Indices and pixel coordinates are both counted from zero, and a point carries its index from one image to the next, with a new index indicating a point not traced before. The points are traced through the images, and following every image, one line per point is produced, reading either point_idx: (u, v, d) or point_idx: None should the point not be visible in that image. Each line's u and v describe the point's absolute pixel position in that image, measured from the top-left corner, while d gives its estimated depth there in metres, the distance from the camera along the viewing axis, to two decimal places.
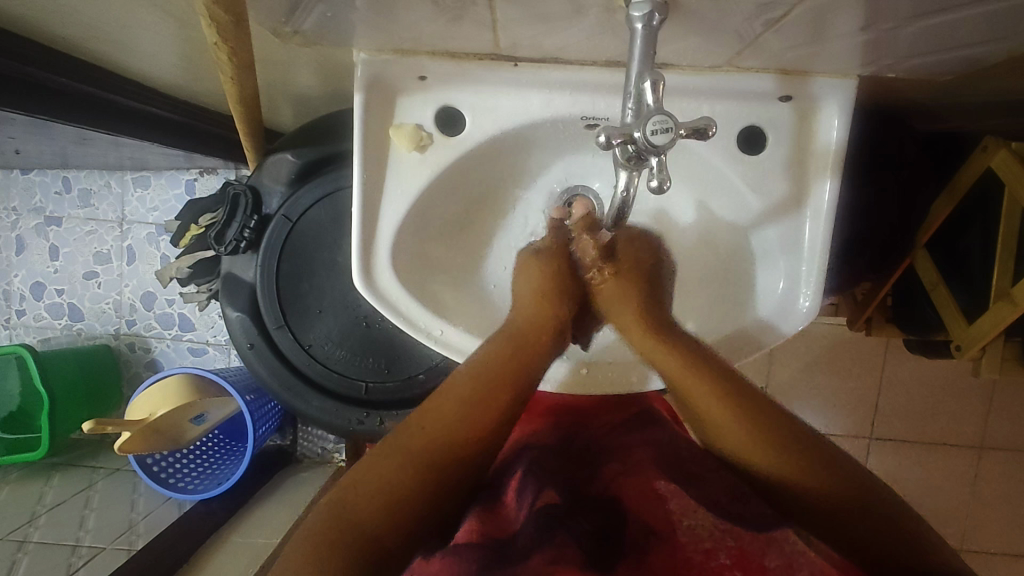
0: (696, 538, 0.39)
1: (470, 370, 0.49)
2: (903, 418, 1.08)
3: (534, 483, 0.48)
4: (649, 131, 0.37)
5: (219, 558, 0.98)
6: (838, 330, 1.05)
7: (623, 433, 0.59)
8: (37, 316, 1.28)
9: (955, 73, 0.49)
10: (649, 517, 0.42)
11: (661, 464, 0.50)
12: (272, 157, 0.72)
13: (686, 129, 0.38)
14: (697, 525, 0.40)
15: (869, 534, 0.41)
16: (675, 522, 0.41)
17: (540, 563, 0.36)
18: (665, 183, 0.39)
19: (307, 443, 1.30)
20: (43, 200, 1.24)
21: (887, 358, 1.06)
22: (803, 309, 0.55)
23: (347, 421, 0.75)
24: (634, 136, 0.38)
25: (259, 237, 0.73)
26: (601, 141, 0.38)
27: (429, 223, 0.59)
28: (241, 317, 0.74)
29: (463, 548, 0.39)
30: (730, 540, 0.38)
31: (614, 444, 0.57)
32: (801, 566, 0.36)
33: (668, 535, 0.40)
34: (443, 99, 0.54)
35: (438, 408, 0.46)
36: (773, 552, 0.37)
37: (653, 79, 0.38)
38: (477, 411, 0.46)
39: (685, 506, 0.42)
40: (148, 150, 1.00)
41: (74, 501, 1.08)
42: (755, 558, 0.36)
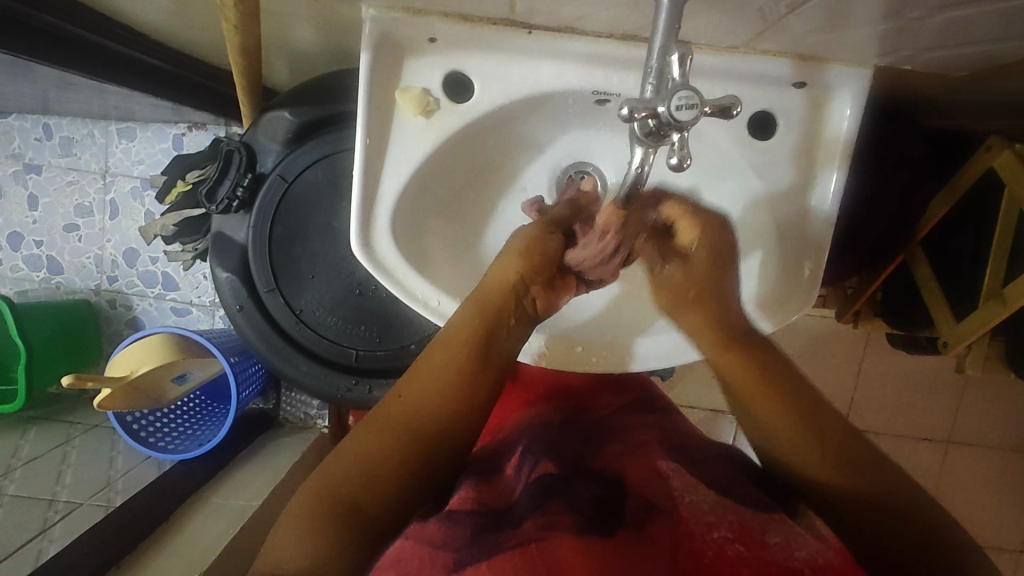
0: (698, 511, 0.39)
1: (450, 332, 0.48)
2: (877, 410, 1.11)
3: (533, 456, 0.49)
4: (673, 106, 0.35)
5: (199, 518, 0.98)
6: (823, 322, 1.07)
7: (620, 415, 0.59)
8: (14, 267, 1.25)
9: (969, 69, 0.49)
10: (650, 489, 0.42)
11: (657, 446, 0.50)
12: (269, 115, 0.70)
13: (711, 107, 0.36)
14: (698, 500, 0.41)
15: (874, 512, 0.43)
16: (677, 496, 0.41)
17: (532, 529, 0.38)
18: (685, 161, 0.37)
19: (289, 407, 1.30)
20: (21, 147, 1.20)
21: (867, 351, 1.09)
22: (799, 298, 0.56)
23: (336, 388, 0.75)
24: (655, 110, 0.37)
25: (252, 197, 0.71)
26: (623, 113, 0.37)
27: (430, 193, 0.58)
28: (229, 277, 0.72)
29: (456, 513, 0.41)
30: (732, 516, 0.39)
31: (611, 423, 0.57)
32: (798, 545, 0.37)
33: (671, 510, 0.40)
34: (453, 64, 0.52)
35: (420, 374, 0.46)
36: (773, 530, 0.38)
37: (681, 53, 0.36)
38: (460, 375, 0.46)
39: (686, 484, 0.43)
40: (136, 100, 0.96)
41: (52, 455, 1.07)
42: (756, 534, 0.38)
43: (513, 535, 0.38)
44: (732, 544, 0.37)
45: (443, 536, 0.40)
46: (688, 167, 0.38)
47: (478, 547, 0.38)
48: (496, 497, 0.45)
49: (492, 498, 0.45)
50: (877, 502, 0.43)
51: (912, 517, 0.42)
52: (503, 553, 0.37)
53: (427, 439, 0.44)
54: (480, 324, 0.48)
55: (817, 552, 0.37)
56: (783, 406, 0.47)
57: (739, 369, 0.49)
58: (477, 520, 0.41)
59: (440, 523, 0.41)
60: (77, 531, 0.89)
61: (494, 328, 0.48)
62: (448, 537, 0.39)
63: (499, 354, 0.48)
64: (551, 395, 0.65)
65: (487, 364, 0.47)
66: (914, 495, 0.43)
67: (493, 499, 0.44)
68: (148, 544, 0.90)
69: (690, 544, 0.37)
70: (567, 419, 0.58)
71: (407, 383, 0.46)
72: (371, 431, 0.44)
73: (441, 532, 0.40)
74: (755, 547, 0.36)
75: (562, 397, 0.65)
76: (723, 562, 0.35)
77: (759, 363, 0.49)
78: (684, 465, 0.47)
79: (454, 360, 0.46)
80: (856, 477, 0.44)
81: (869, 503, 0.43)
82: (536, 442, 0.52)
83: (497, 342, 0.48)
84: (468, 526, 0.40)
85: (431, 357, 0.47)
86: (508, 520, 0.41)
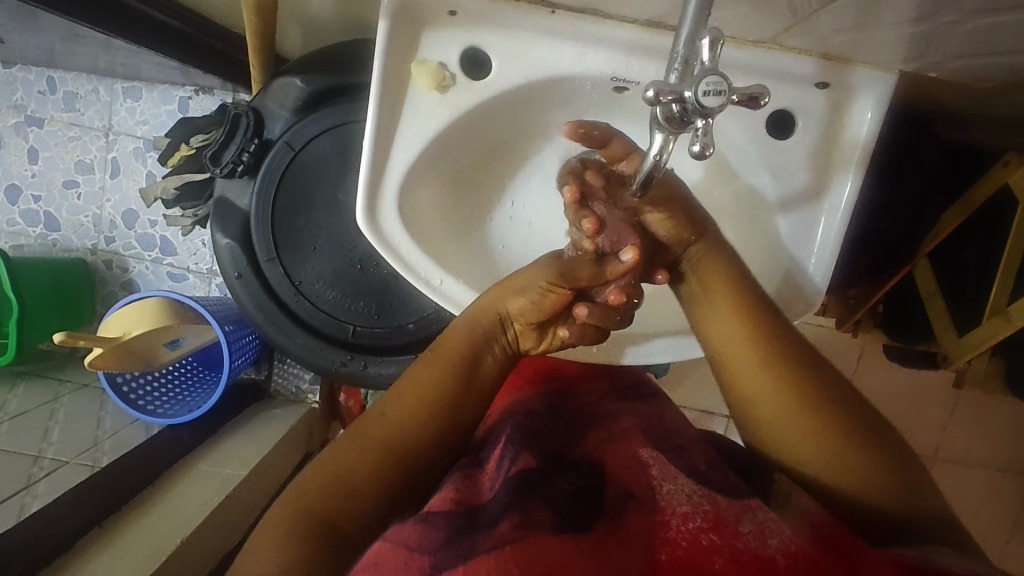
0: (673, 501, 0.39)
1: (434, 350, 0.52)
2: None
3: (513, 447, 0.48)
4: (701, 91, 0.34)
5: (184, 483, 0.98)
6: (819, 331, 1.07)
7: (611, 402, 0.58)
8: (11, 221, 1.23)
9: (995, 81, 0.48)
10: (630, 478, 0.42)
11: (646, 432, 0.50)
12: (280, 81, 0.69)
13: (739, 95, 0.35)
14: (676, 490, 0.40)
15: (851, 500, 0.44)
16: (655, 486, 0.41)
17: (508, 528, 0.37)
18: (708, 149, 0.36)
19: (281, 379, 1.30)
20: (25, 98, 1.18)
21: (861, 364, 1.09)
22: (806, 300, 0.56)
23: (330, 362, 0.74)
24: (682, 95, 0.35)
25: (257, 163, 0.70)
26: (649, 95, 0.35)
27: (439, 171, 0.57)
28: (230, 244, 0.71)
29: (433, 516, 0.40)
30: (707, 505, 0.39)
31: (597, 412, 0.56)
32: (772, 533, 0.37)
33: (648, 499, 0.39)
34: (471, 40, 0.51)
35: (403, 391, 0.49)
36: (747, 518, 0.38)
37: (713, 36, 0.34)
38: (444, 393, 0.49)
39: (665, 472, 0.42)
40: (144, 58, 0.94)
41: (39, 412, 1.07)
42: (729, 523, 0.37)
43: (490, 536, 0.37)
44: (706, 534, 0.36)
45: (419, 538, 0.38)
46: (710, 156, 0.36)
47: (453, 548, 0.37)
48: (471, 493, 0.44)
49: (467, 493, 0.44)
50: (864, 487, 0.44)
51: (891, 501, 0.43)
52: (480, 556, 0.35)
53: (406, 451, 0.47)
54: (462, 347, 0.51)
55: (790, 540, 0.36)
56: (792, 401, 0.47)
57: (740, 358, 0.49)
58: (454, 521, 0.40)
59: (417, 524, 0.40)
60: (62, 488, 0.89)
61: (477, 353, 0.51)
62: (424, 537, 0.38)
63: (477, 376, 0.51)
64: (543, 378, 0.64)
65: (462, 384, 0.50)
66: (918, 492, 0.44)
67: (470, 495, 0.44)
68: (131, 505, 0.90)
69: (664, 535, 0.36)
70: (551, 407, 0.58)
71: (388, 400, 0.49)
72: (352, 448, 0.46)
73: (416, 534, 0.38)
74: (728, 536, 0.36)
75: (549, 381, 0.64)
76: (698, 553, 0.35)
77: (760, 363, 0.48)
78: (674, 452, 0.46)
79: (434, 379, 0.50)
80: (848, 464, 0.44)
81: (847, 494, 0.44)
82: (519, 431, 0.51)
83: (477, 362, 0.51)
84: (445, 526, 0.39)
85: (413, 376, 0.50)
86: (482, 519, 0.39)
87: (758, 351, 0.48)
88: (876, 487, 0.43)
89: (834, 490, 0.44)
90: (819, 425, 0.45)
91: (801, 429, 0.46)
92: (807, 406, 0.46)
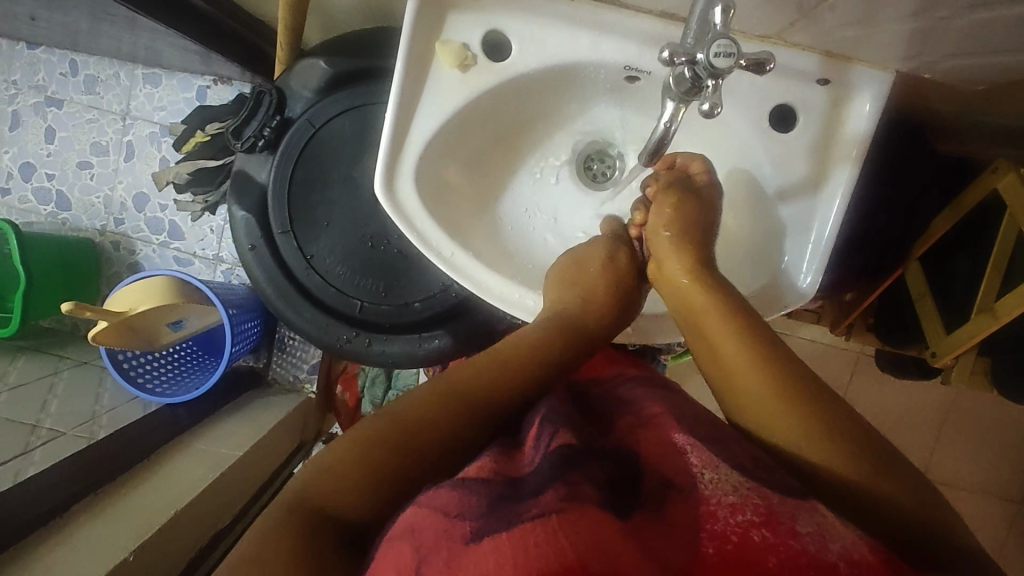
0: (718, 490, 0.39)
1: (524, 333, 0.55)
2: None
3: (551, 425, 0.47)
4: (712, 53, 0.40)
5: (180, 460, 0.98)
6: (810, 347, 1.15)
7: (636, 387, 0.58)
8: (22, 199, 1.25)
9: (985, 83, 0.51)
10: (671, 467, 0.42)
11: (675, 419, 0.49)
12: (304, 62, 0.72)
13: (745, 60, 0.42)
14: (720, 479, 0.40)
15: (862, 500, 0.42)
16: (697, 475, 0.41)
17: (553, 499, 0.37)
18: (715, 106, 0.43)
19: (280, 367, 1.31)
20: (46, 79, 1.21)
21: (853, 381, 1.17)
22: (803, 286, 0.58)
23: (335, 338, 0.75)
24: (694, 59, 0.42)
25: (278, 139, 0.73)
26: (665, 56, 0.42)
27: (458, 148, 0.60)
28: (246, 216, 0.73)
29: (471, 483, 0.40)
30: (756, 498, 0.39)
31: (621, 398, 0.57)
32: (831, 536, 0.36)
33: (691, 490, 0.40)
34: (493, 23, 0.54)
35: (491, 361, 0.52)
36: (804, 517, 0.38)
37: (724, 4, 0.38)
38: (504, 383, 0.51)
39: (706, 461, 0.42)
40: (167, 42, 0.97)
41: (39, 384, 1.07)
42: (785, 520, 0.37)
43: (535, 504, 0.37)
44: (757, 530, 0.37)
45: (459, 505, 0.38)
46: (717, 112, 0.44)
47: (499, 516, 0.37)
48: (507, 464, 0.43)
49: (505, 466, 0.43)
50: (866, 480, 0.42)
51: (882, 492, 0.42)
52: (526, 524, 0.35)
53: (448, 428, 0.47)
54: (526, 348, 0.54)
55: (851, 547, 0.36)
56: (804, 408, 0.45)
57: (741, 364, 0.49)
58: (492, 491, 0.39)
59: (454, 490, 0.40)
60: (57, 457, 0.89)
61: (540, 354, 0.54)
62: (463, 506, 0.38)
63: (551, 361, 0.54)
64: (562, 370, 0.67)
65: (541, 364, 0.53)
66: (935, 510, 0.42)
67: (507, 467, 0.43)
68: (127, 478, 0.91)
69: (710, 526, 0.37)
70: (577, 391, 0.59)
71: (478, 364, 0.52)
72: (399, 412, 0.47)
73: (455, 501, 0.39)
74: (783, 535, 0.36)
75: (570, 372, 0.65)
76: (749, 550, 0.36)
77: (756, 362, 0.48)
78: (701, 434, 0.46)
79: (519, 357, 0.53)
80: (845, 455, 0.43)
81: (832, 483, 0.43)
82: (556, 411, 0.49)
83: (543, 360, 0.54)
84: (484, 494, 0.39)
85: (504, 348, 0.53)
86: (524, 489, 0.39)
87: (753, 356, 0.48)
88: (889, 493, 0.42)
89: (841, 490, 0.42)
90: (823, 425, 0.44)
91: (808, 431, 0.44)
92: (825, 408, 0.45)
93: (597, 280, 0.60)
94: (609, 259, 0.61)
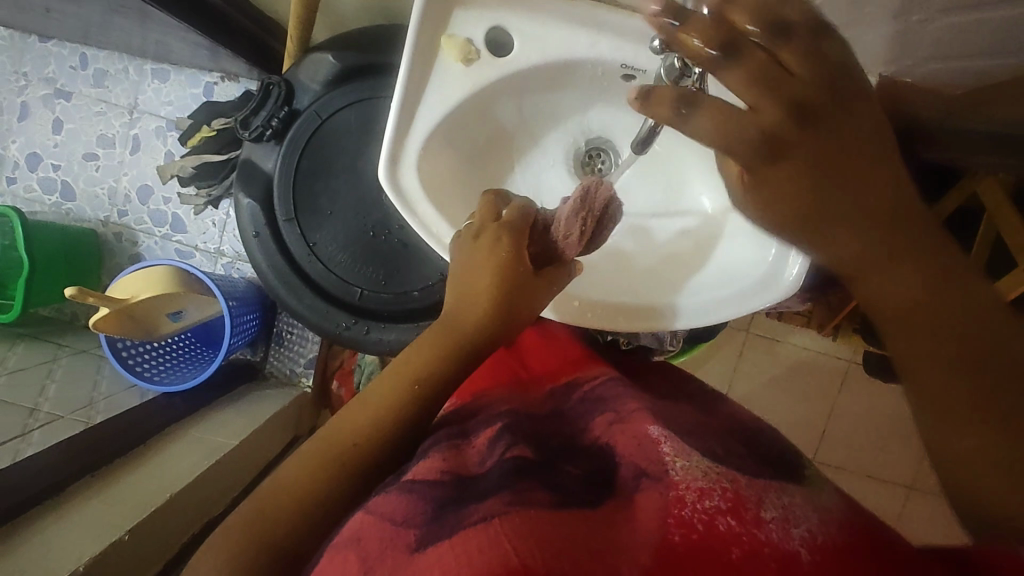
0: (688, 476, 0.39)
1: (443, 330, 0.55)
2: (844, 447, 1.22)
3: (511, 437, 0.48)
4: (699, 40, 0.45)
5: (174, 448, 0.98)
6: (801, 354, 1.20)
7: (610, 384, 0.58)
8: (28, 188, 1.26)
9: (967, 89, 0.54)
10: (642, 458, 0.42)
11: (653, 416, 0.49)
12: (313, 56, 0.74)
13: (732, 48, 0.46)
14: (690, 466, 0.40)
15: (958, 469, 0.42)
16: (668, 463, 0.40)
17: (498, 503, 0.37)
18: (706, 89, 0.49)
19: (277, 361, 1.33)
20: (56, 72, 1.24)
21: (844, 390, 1.20)
22: (791, 277, 0.57)
23: (334, 324, 0.77)
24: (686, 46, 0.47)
25: (285, 129, 0.75)
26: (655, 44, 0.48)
27: (459, 139, 0.62)
28: (251, 203, 0.76)
29: (418, 486, 0.43)
30: (725, 483, 0.39)
31: (600, 396, 0.56)
32: (795, 520, 0.37)
33: (662, 476, 0.39)
34: (495, 21, 0.56)
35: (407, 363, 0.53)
36: (769, 502, 0.38)
37: None
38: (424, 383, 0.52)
39: (679, 449, 0.42)
40: (177, 36, 0.99)
41: (37, 369, 1.08)
42: (750, 507, 0.37)
43: (477, 510, 0.37)
44: (723, 517, 0.36)
45: (404, 512, 0.40)
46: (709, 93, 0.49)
47: (439, 525, 0.38)
48: (458, 463, 0.46)
49: (455, 464, 0.46)
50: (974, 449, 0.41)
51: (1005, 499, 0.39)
52: (468, 529, 0.35)
53: (385, 433, 0.50)
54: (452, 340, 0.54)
55: (814, 530, 0.37)
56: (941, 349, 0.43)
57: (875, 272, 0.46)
58: (441, 494, 0.42)
59: (400, 495, 0.42)
60: (54, 439, 0.90)
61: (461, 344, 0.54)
62: (408, 513, 0.40)
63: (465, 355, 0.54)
64: (543, 369, 0.67)
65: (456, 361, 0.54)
66: None
67: (458, 465, 0.46)
68: (122, 461, 0.91)
69: (678, 512, 0.36)
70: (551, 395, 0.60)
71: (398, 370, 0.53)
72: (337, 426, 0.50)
73: (400, 508, 0.40)
74: (748, 523, 0.36)
75: (548, 372, 0.65)
76: (713, 537, 0.35)
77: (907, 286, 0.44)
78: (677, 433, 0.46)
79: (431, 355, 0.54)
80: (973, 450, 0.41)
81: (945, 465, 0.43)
82: (518, 426, 0.51)
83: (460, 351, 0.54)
84: (429, 499, 0.41)
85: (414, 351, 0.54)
86: (473, 492, 0.41)
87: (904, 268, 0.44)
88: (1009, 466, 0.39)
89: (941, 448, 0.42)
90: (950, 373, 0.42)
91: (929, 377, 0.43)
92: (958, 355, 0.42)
93: (478, 279, 0.54)
94: (496, 241, 0.54)
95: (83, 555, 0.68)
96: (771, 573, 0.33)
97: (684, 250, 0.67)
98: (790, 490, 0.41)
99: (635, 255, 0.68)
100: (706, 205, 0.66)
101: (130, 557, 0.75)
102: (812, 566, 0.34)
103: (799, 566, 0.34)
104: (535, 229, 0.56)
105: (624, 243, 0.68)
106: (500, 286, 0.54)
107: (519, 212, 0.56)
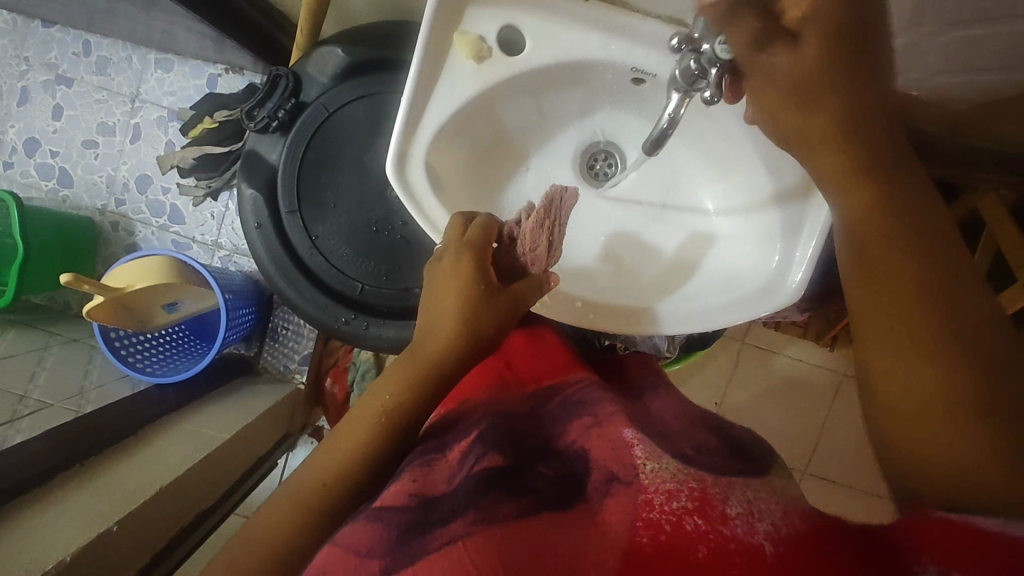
0: (657, 479, 0.39)
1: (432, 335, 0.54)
2: (835, 462, 1.22)
3: (482, 444, 0.47)
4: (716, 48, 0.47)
5: (164, 438, 0.97)
6: (794, 367, 1.21)
7: (590, 387, 0.56)
8: (24, 173, 1.25)
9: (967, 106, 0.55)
10: (613, 461, 0.42)
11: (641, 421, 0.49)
12: (322, 49, 0.74)
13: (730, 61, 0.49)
14: (660, 468, 0.40)
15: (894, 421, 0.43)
16: (638, 466, 0.40)
17: (462, 525, 0.37)
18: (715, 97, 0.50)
19: (271, 357, 1.32)
20: (58, 58, 1.23)
21: (836, 404, 1.21)
22: (794, 285, 0.58)
23: (333, 319, 0.76)
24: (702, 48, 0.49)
25: (291, 121, 0.75)
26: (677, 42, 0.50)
27: (465, 136, 0.62)
28: (254, 194, 0.75)
29: (385, 514, 0.41)
30: (692, 483, 0.39)
31: (583, 396, 0.54)
32: (760, 513, 0.37)
33: (631, 479, 0.39)
34: (509, 19, 0.57)
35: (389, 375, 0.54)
36: (734, 499, 0.38)
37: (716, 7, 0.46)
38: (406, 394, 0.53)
39: (650, 452, 0.42)
40: (184, 26, 0.99)
41: (27, 356, 1.06)
42: (716, 505, 0.37)
43: (441, 534, 0.37)
44: (690, 517, 0.36)
45: (368, 543, 0.39)
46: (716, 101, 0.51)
47: (403, 553, 0.37)
48: (426, 482, 0.44)
49: (424, 484, 0.44)
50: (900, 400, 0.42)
51: (963, 464, 0.38)
52: (430, 555, 0.36)
53: (373, 444, 0.51)
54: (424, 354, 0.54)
55: (780, 521, 0.37)
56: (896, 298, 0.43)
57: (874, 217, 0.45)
58: (403, 519, 0.40)
59: (371, 524, 0.40)
60: (43, 427, 0.89)
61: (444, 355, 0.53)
62: (373, 542, 0.39)
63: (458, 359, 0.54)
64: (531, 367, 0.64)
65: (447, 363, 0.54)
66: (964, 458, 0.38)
67: (426, 486, 0.44)
68: (114, 450, 0.90)
69: (646, 515, 0.36)
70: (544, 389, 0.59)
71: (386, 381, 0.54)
72: (326, 454, 0.51)
73: (367, 540, 0.39)
74: (714, 521, 0.35)
75: (534, 375, 0.62)
76: (681, 539, 0.35)
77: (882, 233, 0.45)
78: (670, 439, 0.47)
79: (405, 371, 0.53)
80: (960, 415, 0.39)
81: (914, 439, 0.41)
82: (493, 431, 0.50)
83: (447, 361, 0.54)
84: (396, 524, 0.40)
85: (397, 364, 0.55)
86: (437, 513, 0.40)
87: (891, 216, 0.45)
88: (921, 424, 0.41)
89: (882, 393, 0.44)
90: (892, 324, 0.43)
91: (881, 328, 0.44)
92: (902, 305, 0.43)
93: (443, 301, 0.54)
94: (459, 257, 0.54)
95: (70, 544, 0.67)
96: (737, 568, 0.33)
97: (685, 255, 0.67)
98: (777, 491, 0.42)
99: (635, 262, 0.68)
100: (710, 210, 0.67)
101: (119, 547, 0.74)
102: (775, 560, 0.34)
103: (762, 560, 0.34)
104: (498, 248, 0.57)
105: (630, 247, 0.69)
106: (465, 307, 0.53)
107: (481, 229, 0.55)
